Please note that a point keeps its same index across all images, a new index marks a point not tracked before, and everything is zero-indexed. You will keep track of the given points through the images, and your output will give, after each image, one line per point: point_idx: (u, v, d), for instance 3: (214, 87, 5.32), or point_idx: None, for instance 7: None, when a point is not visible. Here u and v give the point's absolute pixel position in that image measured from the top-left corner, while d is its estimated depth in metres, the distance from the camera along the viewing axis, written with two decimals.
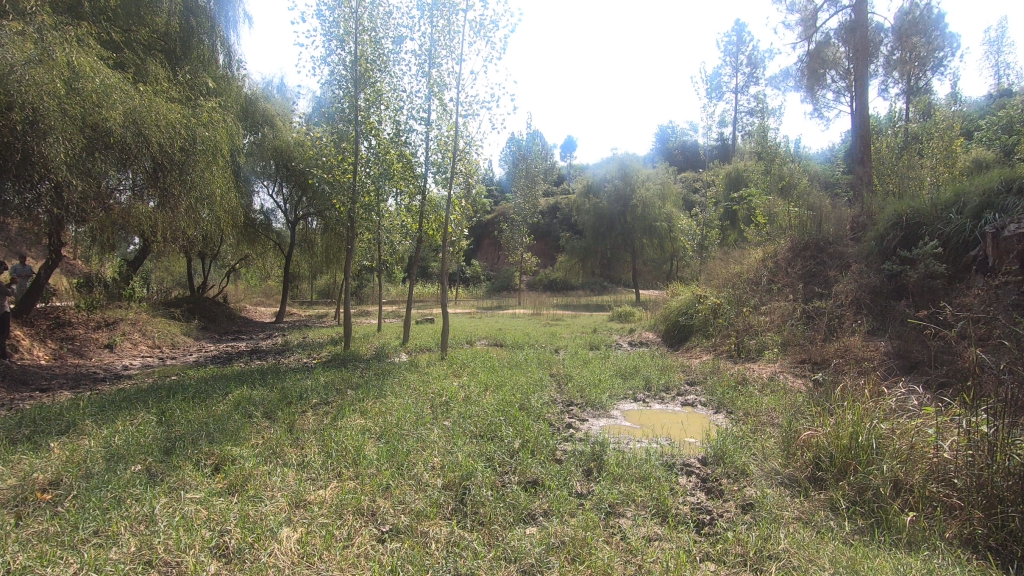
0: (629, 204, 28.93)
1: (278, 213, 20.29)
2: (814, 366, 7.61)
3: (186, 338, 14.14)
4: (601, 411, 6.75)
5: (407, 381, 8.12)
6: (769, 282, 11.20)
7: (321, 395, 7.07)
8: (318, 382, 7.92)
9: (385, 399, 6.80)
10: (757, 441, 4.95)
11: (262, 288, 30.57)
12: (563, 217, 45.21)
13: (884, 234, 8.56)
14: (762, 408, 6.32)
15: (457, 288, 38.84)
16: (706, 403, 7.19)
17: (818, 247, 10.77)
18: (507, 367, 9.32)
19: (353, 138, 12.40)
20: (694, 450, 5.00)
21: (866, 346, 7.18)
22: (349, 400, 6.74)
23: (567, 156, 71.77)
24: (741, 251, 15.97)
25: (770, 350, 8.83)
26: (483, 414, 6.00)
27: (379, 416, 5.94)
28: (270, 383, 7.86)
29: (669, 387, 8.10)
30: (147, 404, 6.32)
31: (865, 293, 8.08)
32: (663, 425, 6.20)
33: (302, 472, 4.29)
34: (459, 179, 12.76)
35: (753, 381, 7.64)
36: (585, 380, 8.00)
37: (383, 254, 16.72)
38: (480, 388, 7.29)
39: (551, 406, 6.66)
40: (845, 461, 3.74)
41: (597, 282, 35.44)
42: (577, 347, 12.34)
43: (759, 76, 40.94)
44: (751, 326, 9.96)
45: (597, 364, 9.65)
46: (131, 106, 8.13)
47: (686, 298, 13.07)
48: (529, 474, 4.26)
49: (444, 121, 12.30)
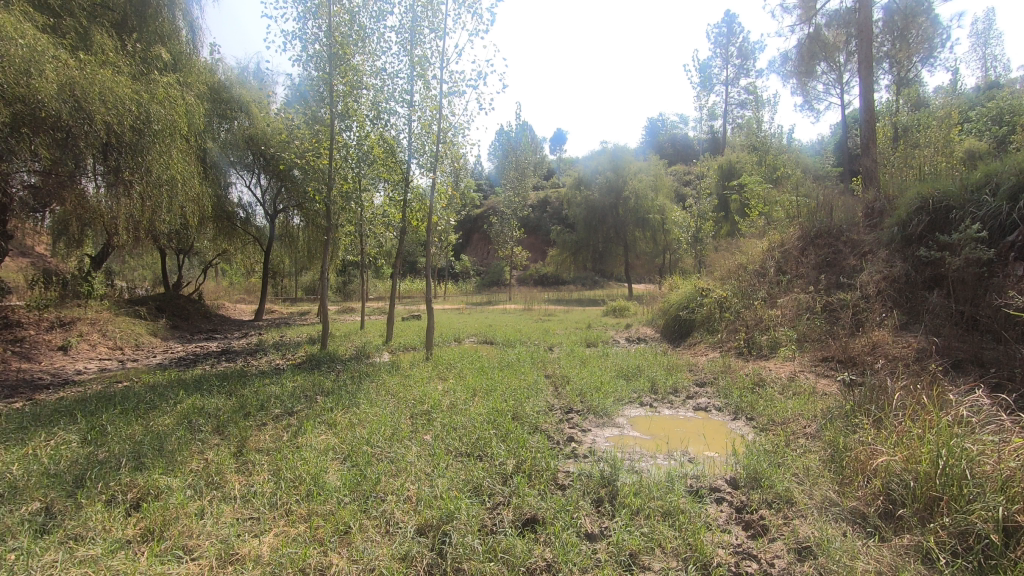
0: (621, 195, 28.20)
1: (256, 206, 19.25)
2: (839, 366, 6.86)
3: (152, 337, 13.16)
4: (605, 418, 5.96)
5: (387, 385, 7.28)
6: (777, 273, 10.46)
7: (287, 404, 6.19)
8: (285, 387, 7.07)
9: (358, 408, 5.95)
10: (796, 458, 4.19)
11: (244, 285, 29.49)
12: (553, 210, 44.40)
13: (906, 220, 7.82)
14: (789, 416, 5.54)
15: (446, 283, 37.94)
16: (722, 407, 6.41)
17: (831, 235, 10.02)
18: (499, 367, 8.48)
19: (329, 122, 11.45)
20: (720, 472, 4.22)
21: (898, 344, 6.42)
22: (317, 410, 5.86)
23: (555, 148, 70.90)
24: (742, 241, 15.26)
25: (785, 347, 8.10)
26: (471, 426, 5.18)
27: (348, 429, 5.12)
28: (231, 389, 6.97)
29: (678, 388, 7.32)
30: (76, 418, 5.40)
31: (890, 284, 7.32)
32: (678, 436, 5.41)
33: (241, 512, 3.41)
34: (445, 165, 11.85)
35: (772, 382, 6.88)
36: (584, 382, 7.20)
37: (365, 248, 15.80)
38: (466, 394, 6.45)
39: (548, 414, 5.84)
40: (930, 494, 2.94)
41: (588, 277, 34.73)
42: (572, 345, 11.55)
43: (750, 68, 40.26)
44: (762, 320, 9.22)
45: (596, 363, 8.87)
46: (66, 78, 7.18)
47: (688, 291, 12.31)
48: (526, 509, 3.43)
49: (428, 102, 11.36)
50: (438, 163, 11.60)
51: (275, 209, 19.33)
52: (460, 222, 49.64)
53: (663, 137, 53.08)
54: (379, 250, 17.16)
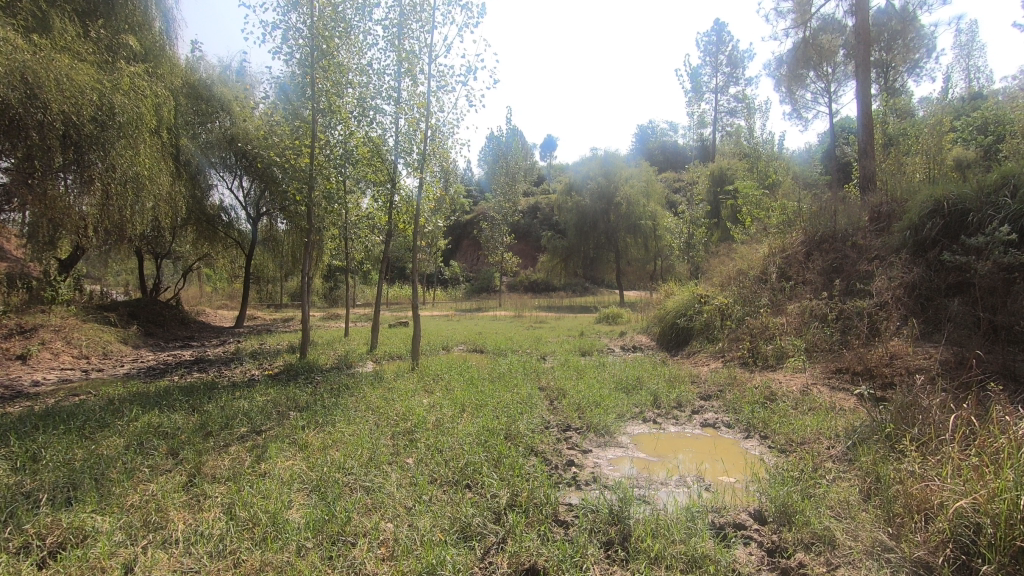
0: (613, 201, 27.72)
1: (238, 208, 18.56)
2: (855, 379, 6.41)
3: (121, 345, 12.42)
4: (607, 437, 5.43)
5: (367, 399, 6.68)
6: (779, 279, 10.04)
7: (255, 422, 5.60)
8: (256, 402, 6.46)
9: (334, 427, 5.37)
10: (830, 489, 3.70)
11: (227, 291, 28.63)
12: (544, 216, 43.96)
13: (918, 224, 7.44)
14: (810, 435, 5.05)
15: (435, 289, 37.31)
16: (733, 425, 5.91)
17: (835, 240, 9.61)
18: (489, 379, 7.94)
19: (312, 119, 10.88)
20: (745, 505, 3.70)
21: (918, 355, 5.98)
22: (288, 429, 5.27)
23: (545, 154, 70.73)
24: (739, 246, 14.85)
25: (793, 357, 7.65)
26: (459, 449, 4.63)
27: (321, 453, 4.55)
28: (195, 404, 6.34)
29: (683, 403, 6.80)
30: (10, 441, 4.75)
31: (905, 292, 6.91)
32: (689, 458, 4.89)
33: (178, 562, 2.82)
34: (432, 165, 11.34)
35: (783, 396, 6.39)
36: (582, 396, 6.67)
37: (350, 253, 15.20)
38: (454, 410, 5.90)
39: (544, 433, 5.31)
40: (1012, 545, 2.45)
41: (578, 284, 34.27)
42: (566, 354, 11.02)
43: (739, 76, 40.22)
44: (767, 329, 8.77)
45: (592, 374, 8.36)
46: (17, 63, 6.60)
47: (686, 297, 11.86)
48: (525, 557, 2.90)
49: (415, 99, 10.81)
50: (424, 162, 11.09)
51: (258, 212, 18.64)
52: (450, 227, 49.03)
53: (652, 144, 52.91)
54: (365, 255, 16.56)
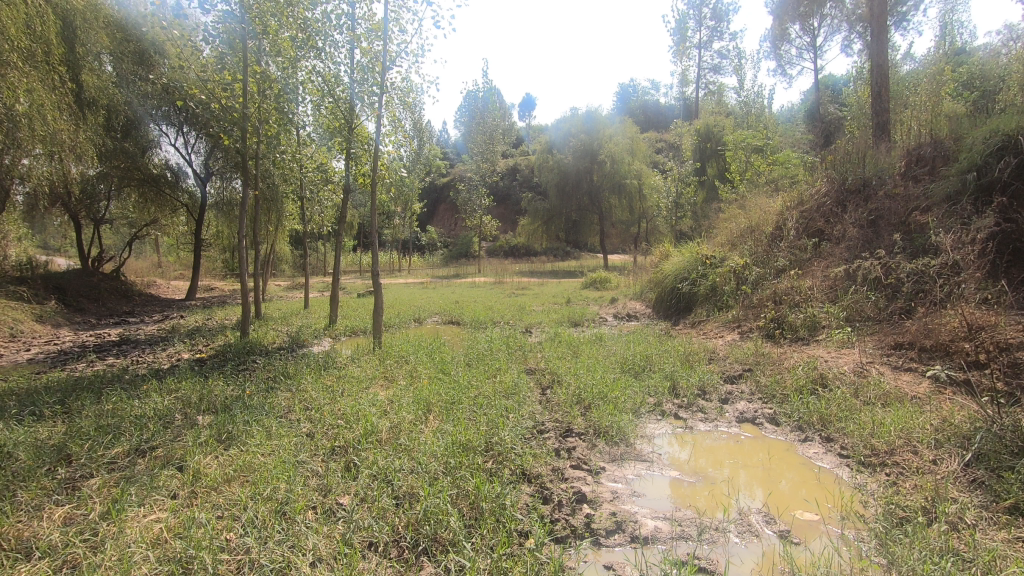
0: (596, 159, 25.80)
1: (186, 168, 16.20)
2: (924, 358, 5.10)
3: (35, 324, 10.60)
4: (624, 448, 4.01)
5: (306, 395, 5.14)
6: (799, 236, 8.71)
7: (138, 438, 4.00)
8: (158, 403, 4.88)
9: (247, 444, 3.86)
10: (1011, 564, 2.31)
11: (182, 261, 26.42)
12: (523, 178, 41.97)
13: (984, 166, 6.14)
14: (899, 441, 3.71)
15: (410, 256, 35.42)
16: (782, 423, 4.55)
17: (866, 189, 8.24)
18: (463, 360, 6.48)
19: (241, 46, 8.80)
20: (783, 505, 3.15)
21: (1013, 326, 4.68)
22: (177, 453, 3.72)
23: (524, 114, 67.98)
24: (739, 201, 13.39)
25: (833, 329, 6.35)
26: (419, 481, 3.16)
27: (207, 500, 3.02)
28: (71, 409, 4.73)
29: (707, 390, 5.43)
30: None
31: (978, 247, 5.58)
32: (700, 445, 4.17)
33: None
34: (394, 107, 9.51)
35: (838, 382, 5.03)
36: (583, 385, 5.23)
37: (307, 215, 13.42)
38: (416, 412, 4.42)
39: (543, 446, 3.88)
40: None
41: (560, 248, 32.79)
42: (555, 325, 9.59)
43: (724, 30, 38.03)
44: (793, 293, 7.42)
45: (588, 352, 6.95)
46: None
47: (689, 259, 10.48)
48: None
49: (370, 23, 8.86)
50: (385, 102, 9.22)
51: (208, 170, 16.39)
52: (425, 190, 46.76)
53: (633, 103, 50.61)
54: (323, 218, 14.75)
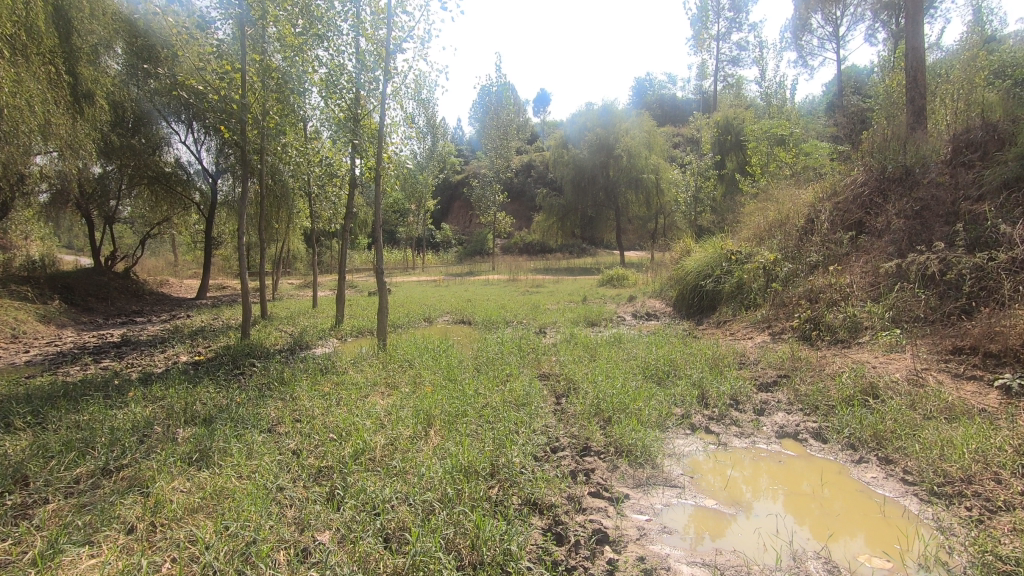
0: (612, 154, 25.13)
1: (195, 165, 15.94)
2: (990, 365, 4.51)
3: (39, 324, 10.41)
4: (650, 470, 3.50)
5: (298, 405, 4.71)
6: (833, 229, 8.08)
7: (105, 456, 3.59)
8: (137, 414, 4.50)
9: (222, 465, 3.41)
10: None
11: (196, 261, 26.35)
12: (538, 174, 41.37)
13: None
14: (976, 466, 3.15)
15: (424, 255, 35.05)
16: (829, 439, 4.00)
17: (909, 177, 7.57)
18: (469, 365, 6.00)
19: (239, 33, 8.35)
20: (840, 544, 2.66)
21: None
22: (142, 475, 3.28)
23: (539, 110, 67.12)
24: (765, 193, 12.69)
25: (879, 331, 5.75)
26: (410, 518, 2.66)
27: (159, 541, 2.56)
28: (45, 421, 4.37)
29: (740, 399, 4.88)
30: None
31: None
32: (723, 446, 3.98)
33: None
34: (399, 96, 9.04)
35: (890, 392, 4.44)
36: (602, 394, 4.72)
37: (315, 211, 13.06)
38: (415, 427, 3.95)
39: (559, 470, 3.37)
40: None
41: (576, 245, 32.14)
42: (571, 325, 9.09)
43: (743, 21, 36.92)
44: (831, 291, 6.84)
45: (608, 355, 6.43)
46: None
47: (713, 254, 9.89)
48: None
49: (374, 8, 8.39)
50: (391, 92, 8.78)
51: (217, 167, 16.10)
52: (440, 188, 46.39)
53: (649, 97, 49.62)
54: (331, 214, 14.37)
